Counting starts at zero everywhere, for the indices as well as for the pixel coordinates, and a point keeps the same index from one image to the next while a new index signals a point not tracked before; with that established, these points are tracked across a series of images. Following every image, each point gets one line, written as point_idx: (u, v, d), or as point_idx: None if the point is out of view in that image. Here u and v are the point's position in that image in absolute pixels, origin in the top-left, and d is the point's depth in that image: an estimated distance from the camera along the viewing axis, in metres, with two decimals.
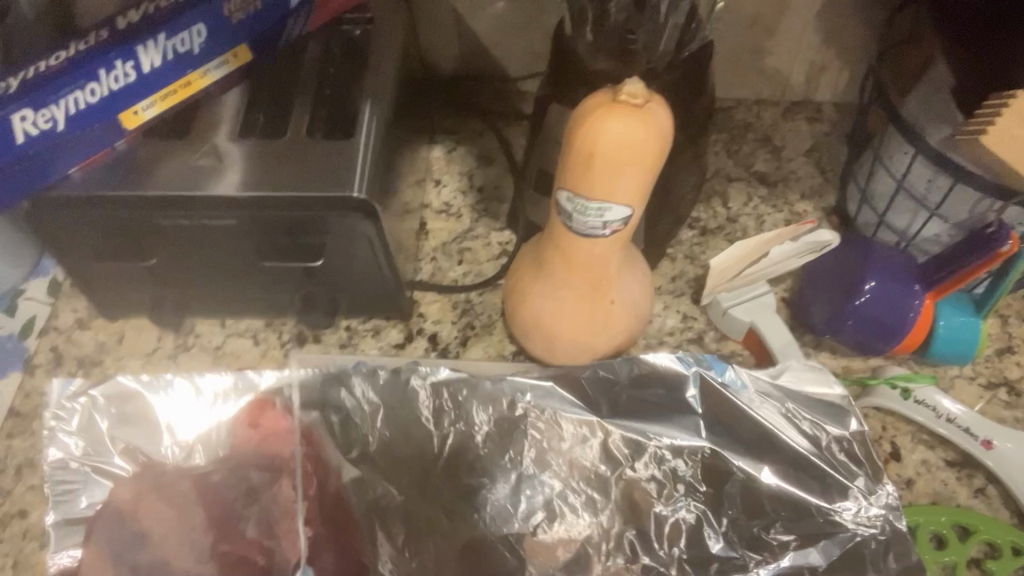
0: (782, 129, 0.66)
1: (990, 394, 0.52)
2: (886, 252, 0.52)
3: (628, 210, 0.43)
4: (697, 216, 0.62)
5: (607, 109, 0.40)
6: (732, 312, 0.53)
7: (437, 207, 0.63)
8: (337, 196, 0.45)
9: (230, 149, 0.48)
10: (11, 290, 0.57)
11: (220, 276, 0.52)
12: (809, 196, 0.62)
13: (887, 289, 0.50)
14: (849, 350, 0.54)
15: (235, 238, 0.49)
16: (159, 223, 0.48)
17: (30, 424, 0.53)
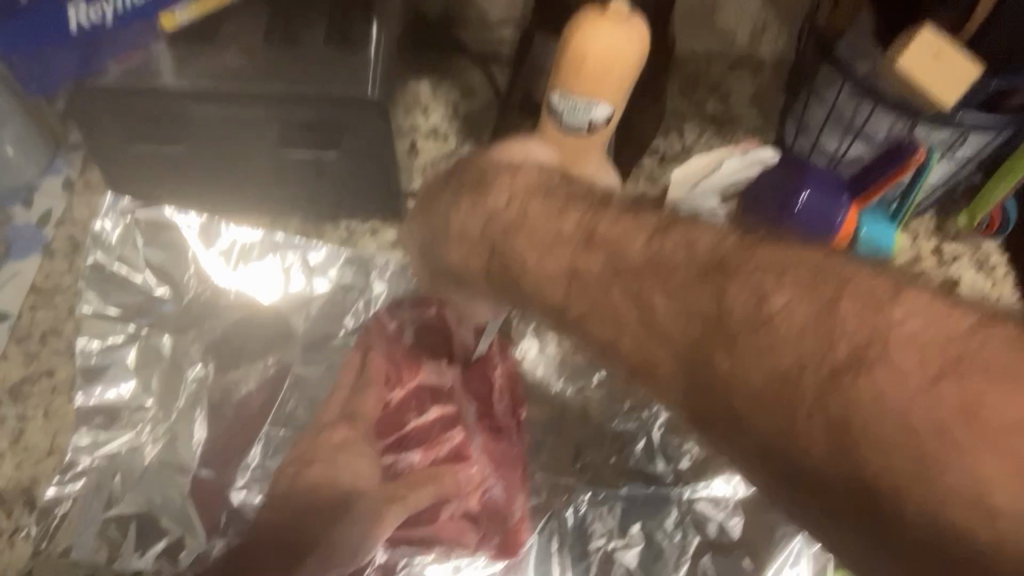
0: (727, 81, 0.75)
1: None
2: (820, 169, 0.60)
3: (611, 109, 0.50)
4: (656, 146, 0.71)
5: (598, 18, 0.48)
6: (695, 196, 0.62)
7: (426, 130, 0.70)
8: (356, 96, 0.50)
9: (259, 49, 0.51)
10: (26, 185, 0.62)
11: (242, 170, 0.57)
12: (751, 135, 0.72)
13: (819, 195, 0.59)
14: None
15: (255, 128, 0.53)
16: (188, 110, 0.52)
17: (52, 300, 0.56)
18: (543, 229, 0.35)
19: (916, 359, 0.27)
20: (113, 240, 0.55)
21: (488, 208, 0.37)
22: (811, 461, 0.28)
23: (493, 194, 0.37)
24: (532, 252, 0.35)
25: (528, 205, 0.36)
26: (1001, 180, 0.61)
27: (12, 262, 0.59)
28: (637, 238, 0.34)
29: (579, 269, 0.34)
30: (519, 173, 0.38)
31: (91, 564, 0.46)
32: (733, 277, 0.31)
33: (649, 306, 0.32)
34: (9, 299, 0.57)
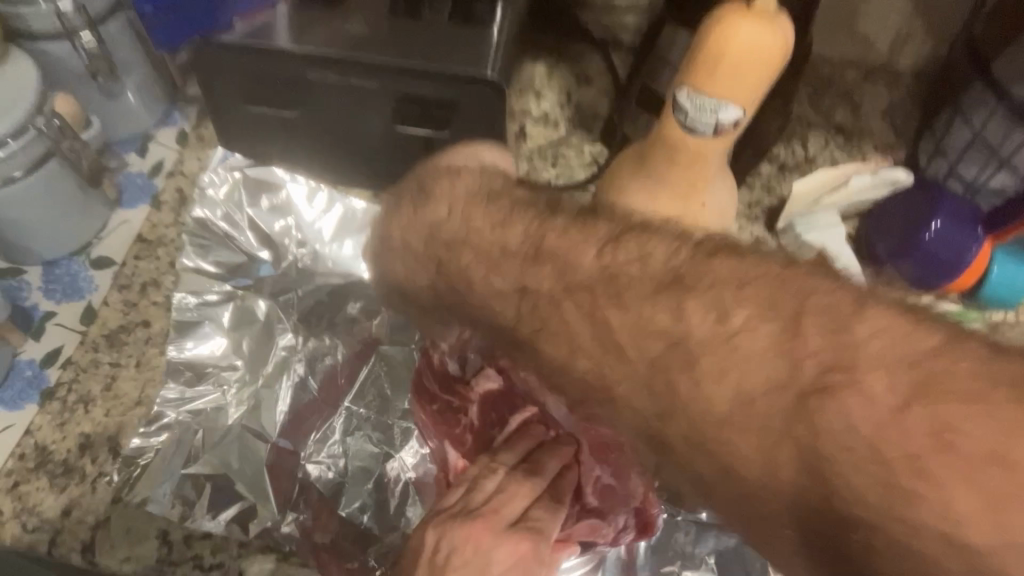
0: (863, 88, 0.70)
1: None
2: (954, 197, 0.56)
3: (741, 112, 0.47)
4: (777, 153, 0.66)
5: (742, 12, 0.45)
6: (807, 233, 0.58)
7: (537, 115, 0.68)
8: (474, 73, 0.50)
9: (382, 20, 0.51)
10: (141, 134, 0.64)
11: (348, 145, 0.56)
12: (882, 150, 0.67)
13: (951, 227, 0.54)
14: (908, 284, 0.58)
15: (372, 100, 0.53)
16: (308, 77, 0.52)
17: (155, 251, 0.57)
18: (486, 239, 0.34)
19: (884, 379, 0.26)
20: (219, 195, 0.55)
21: (489, 242, 0.34)
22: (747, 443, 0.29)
23: (442, 208, 0.36)
24: (490, 276, 0.34)
25: (501, 221, 0.35)
26: None
27: (121, 210, 0.60)
28: (646, 245, 0.31)
29: (537, 289, 0.33)
30: (461, 180, 0.37)
31: (165, 520, 0.46)
32: (620, 243, 0.32)
33: (612, 308, 0.31)
34: (114, 246, 0.58)
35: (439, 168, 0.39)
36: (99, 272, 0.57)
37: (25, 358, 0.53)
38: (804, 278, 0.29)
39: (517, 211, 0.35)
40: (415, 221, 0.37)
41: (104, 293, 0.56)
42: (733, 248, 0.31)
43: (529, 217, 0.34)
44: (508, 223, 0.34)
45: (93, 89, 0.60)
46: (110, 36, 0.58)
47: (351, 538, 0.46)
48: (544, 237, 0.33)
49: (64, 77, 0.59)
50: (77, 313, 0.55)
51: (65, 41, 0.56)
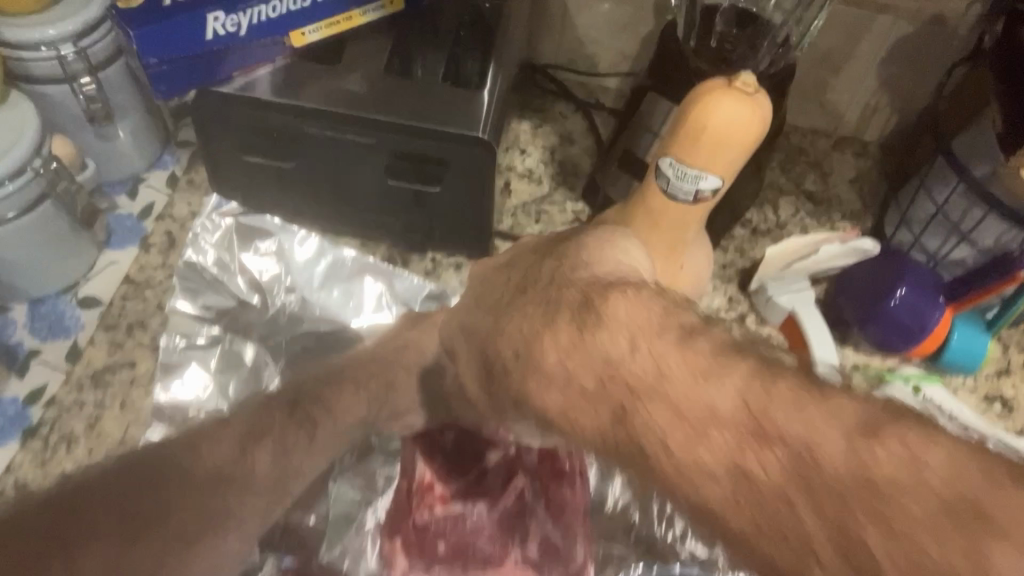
0: (831, 158, 0.74)
1: (987, 406, 0.60)
2: (917, 267, 0.58)
3: (721, 181, 0.49)
4: (750, 217, 0.69)
5: (723, 91, 0.47)
6: (777, 299, 0.60)
7: (521, 171, 0.70)
8: (468, 133, 0.51)
9: (378, 79, 0.54)
10: (133, 176, 0.65)
11: (340, 199, 0.58)
12: (849, 218, 0.70)
13: (914, 296, 0.57)
14: (870, 348, 0.61)
15: (367, 156, 0.54)
16: (307, 130, 0.53)
17: (143, 292, 0.58)
18: (686, 399, 0.28)
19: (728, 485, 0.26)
20: (211, 241, 0.56)
21: (601, 348, 0.31)
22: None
23: (606, 334, 0.31)
24: (662, 418, 0.28)
25: (660, 357, 0.29)
26: None
27: (110, 250, 0.61)
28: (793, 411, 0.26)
29: (714, 475, 0.27)
30: (637, 301, 0.32)
31: None
32: (874, 438, 0.25)
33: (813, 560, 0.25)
34: (102, 287, 0.59)
35: (583, 279, 0.36)
36: (86, 312, 0.58)
37: (8, 396, 0.54)
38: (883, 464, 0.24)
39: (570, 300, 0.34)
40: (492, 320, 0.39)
41: (90, 333, 0.56)
42: (800, 386, 0.27)
43: (744, 375, 0.28)
44: (601, 392, 0.31)
45: (88, 132, 0.61)
46: (111, 82, 0.59)
47: None
48: (613, 396, 0.30)
49: (60, 120, 0.60)
50: (62, 352, 0.56)
51: (66, 85, 0.57)
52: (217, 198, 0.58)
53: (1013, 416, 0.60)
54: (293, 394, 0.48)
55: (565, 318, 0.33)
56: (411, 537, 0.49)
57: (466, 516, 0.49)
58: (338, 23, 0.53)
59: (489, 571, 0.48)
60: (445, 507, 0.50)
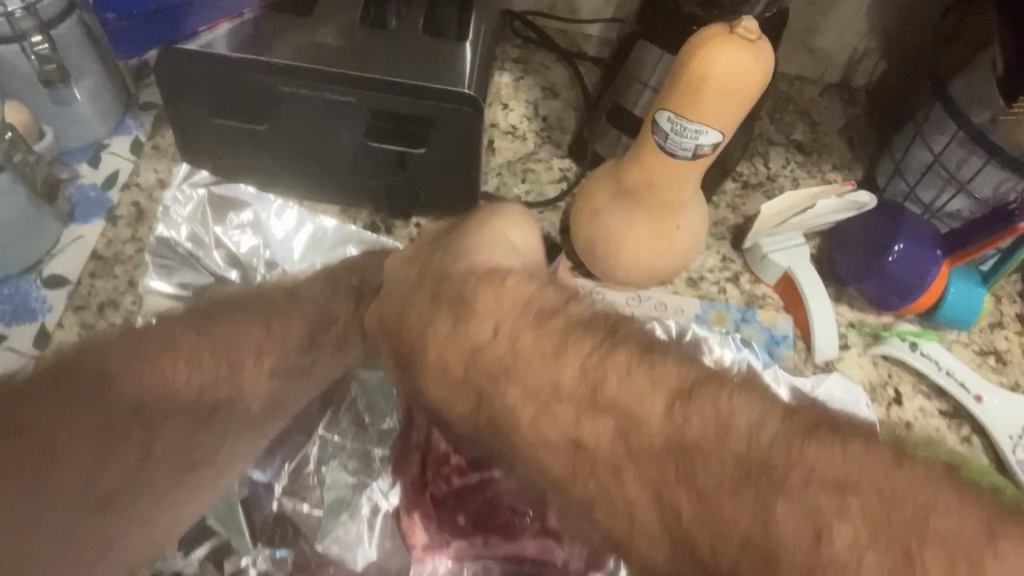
0: (819, 106, 0.72)
1: (982, 359, 0.60)
2: (914, 221, 0.57)
3: (721, 136, 0.46)
4: (740, 171, 0.67)
5: (724, 38, 0.43)
6: (772, 257, 0.59)
7: (504, 127, 0.67)
8: (452, 90, 0.49)
9: (354, 33, 0.50)
10: (95, 143, 0.61)
11: (317, 162, 0.55)
12: (840, 168, 0.68)
13: (911, 250, 0.56)
14: (866, 305, 0.60)
15: (344, 116, 0.51)
16: (275, 90, 0.50)
17: (112, 269, 0.55)
18: (537, 379, 0.29)
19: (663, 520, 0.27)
20: (183, 214, 0.54)
21: (472, 344, 0.30)
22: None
23: (477, 325, 0.31)
24: (520, 405, 0.29)
25: (521, 348, 0.30)
26: None
27: (74, 225, 0.57)
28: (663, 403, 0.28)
29: (623, 491, 0.28)
30: (507, 283, 0.32)
31: None
32: (691, 407, 0.27)
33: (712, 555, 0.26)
34: (68, 264, 0.56)
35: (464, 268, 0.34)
36: (52, 292, 0.55)
37: None
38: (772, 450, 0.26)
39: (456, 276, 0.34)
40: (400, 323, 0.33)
41: (58, 315, 0.53)
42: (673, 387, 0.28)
43: (603, 359, 0.29)
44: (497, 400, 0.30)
45: (43, 97, 0.57)
46: (64, 42, 0.55)
47: None
48: (481, 393, 0.31)
49: (12, 84, 0.56)
50: (30, 336, 0.53)
51: (15, 45, 0.53)
52: (188, 165, 0.55)
53: (1008, 369, 0.60)
54: (314, 321, 0.43)
55: (444, 308, 0.32)
56: (429, 507, 0.47)
57: (486, 484, 0.47)
58: None
59: (507, 540, 0.46)
60: (466, 477, 0.47)
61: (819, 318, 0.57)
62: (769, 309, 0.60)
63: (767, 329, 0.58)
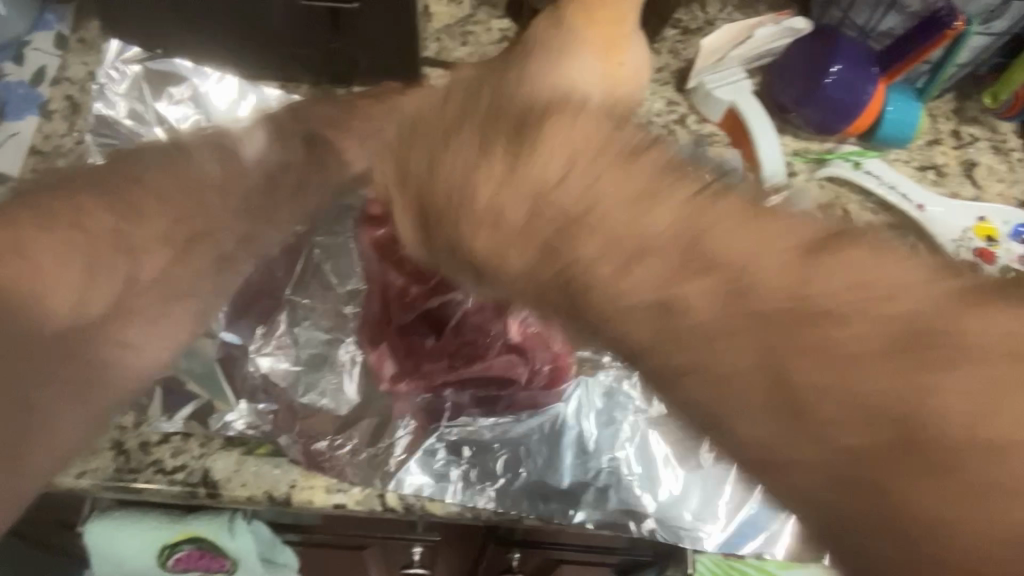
0: None
1: (921, 175, 0.63)
2: (850, 41, 0.58)
3: None
4: (678, 17, 0.67)
5: None
6: (715, 92, 0.60)
7: None
8: None
9: None
10: (16, 41, 0.58)
11: (252, 32, 0.54)
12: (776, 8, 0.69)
13: (848, 71, 0.57)
14: (809, 133, 0.61)
15: None
16: None
17: (54, 163, 0.54)
18: (614, 226, 0.30)
19: (754, 389, 0.28)
20: (119, 91, 0.56)
21: (534, 178, 0.31)
22: (815, 475, 0.27)
23: (542, 159, 0.31)
24: (597, 249, 0.30)
25: (595, 185, 0.31)
26: None
27: (7, 122, 0.55)
28: (773, 256, 0.28)
29: (677, 305, 0.29)
30: (579, 118, 0.32)
31: (117, 428, 0.45)
32: (828, 257, 0.28)
33: (683, 317, 0.29)
34: (5, 161, 0.54)
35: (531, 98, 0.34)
36: None
37: None
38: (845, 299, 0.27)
39: (516, 177, 0.31)
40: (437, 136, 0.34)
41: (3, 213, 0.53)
42: (803, 242, 0.28)
43: (687, 194, 0.30)
44: (534, 221, 0.32)
45: None
46: None
47: (311, 417, 0.46)
48: (543, 226, 0.32)
49: None
50: None
51: None
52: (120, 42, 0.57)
53: (946, 180, 0.63)
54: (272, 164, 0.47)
55: (503, 141, 0.32)
56: (398, 347, 0.47)
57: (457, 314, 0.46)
58: None
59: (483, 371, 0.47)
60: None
61: (766, 146, 0.58)
62: (717, 146, 0.61)
63: (717, 163, 0.60)
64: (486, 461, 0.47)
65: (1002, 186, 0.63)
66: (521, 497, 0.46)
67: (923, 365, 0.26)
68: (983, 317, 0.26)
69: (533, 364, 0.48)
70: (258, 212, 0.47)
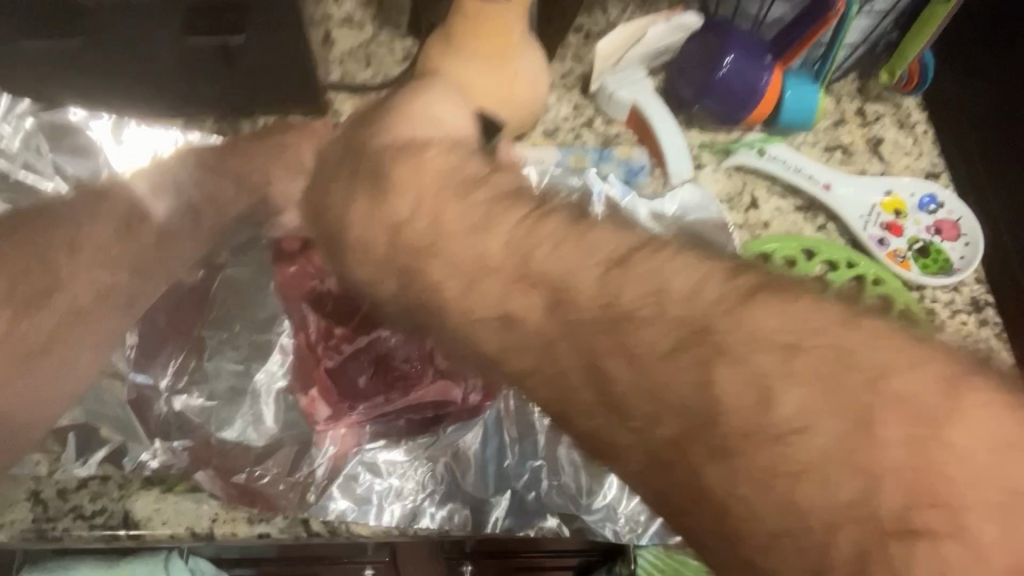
0: None
1: (829, 156, 0.63)
2: (742, 32, 0.59)
3: None
4: (581, 22, 0.68)
5: None
6: (618, 94, 0.60)
7: (339, 18, 0.66)
8: None
9: None
10: None
11: (148, 72, 0.54)
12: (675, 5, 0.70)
13: (741, 61, 0.58)
14: (714, 125, 0.62)
15: (157, 21, 0.50)
16: (74, 4, 0.48)
17: None
18: (463, 249, 0.35)
19: (564, 348, 0.33)
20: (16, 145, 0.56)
21: (389, 218, 0.37)
22: (645, 487, 0.32)
23: (396, 200, 0.37)
24: (443, 273, 0.36)
25: (435, 206, 0.36)
26: (924, 28, 0.59)
27: None
28: (591, 272, 0.33)
29: (515, 316, 0.34)
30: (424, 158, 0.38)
31: (34, 479, 0.45)
32: (628, 268, 0.32)
33: (522, 326, 0.34)
34: None
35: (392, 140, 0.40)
36: None
37: None
38: (708, 313, 0.30)
39: (386, 244, 0.37)
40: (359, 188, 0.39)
41: None
42: (605, 256, 0.33)
43: (521, 214, 0.35)
44: (393, 249, 0.37)
45: None
46: None
47: (229, 451, 0.46)
48: (401, 258, 0.37)
49: None
50: None
51: None
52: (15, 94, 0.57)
53: (854, 160, 0.63)
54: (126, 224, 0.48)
55: (364, 181, 0.39)
56: (325, 382, 0.48)
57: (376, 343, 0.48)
58: None
59: (409, 395, 0.48)
60: (354, 343, 0.48)
61: (671, 144, 0.60)
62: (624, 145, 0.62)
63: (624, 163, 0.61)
64: (416, 470, 0.48)
65: (908, 160, 0.63)
66: (453, 498, 0.47)
67: (741, 331, 0.30)
68: (759, 314, 0.30)
69: (463, 386, 0.48)
70: (150, 262, 0.49)
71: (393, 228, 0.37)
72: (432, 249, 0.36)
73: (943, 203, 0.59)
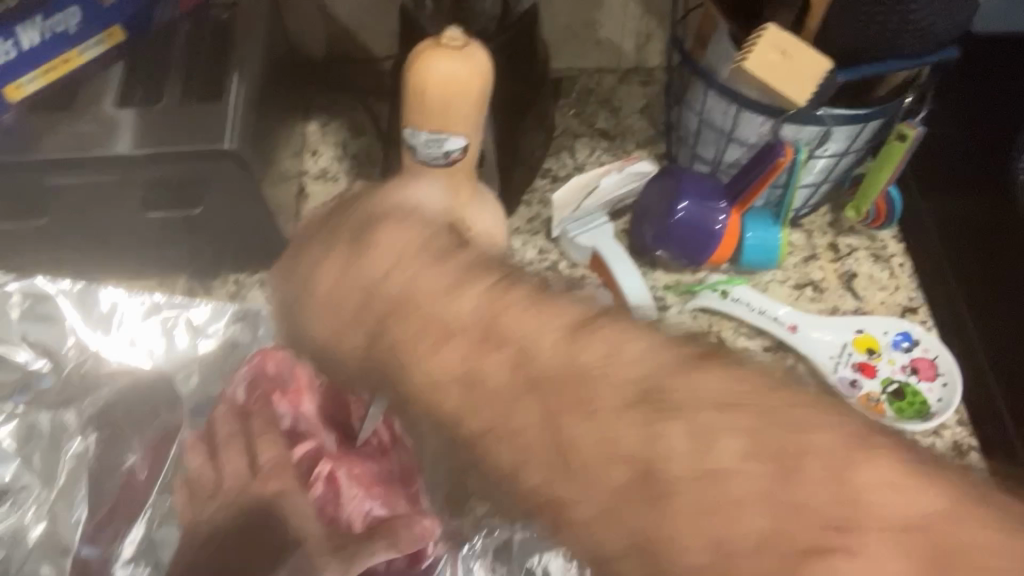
0: (619, 93, 0.74)
1: (798, 293, 0.61)
2: (696, 177, 0.59)
3: (464, 139, 0.49)
4: (548, 167, 0.69)
5: (432, 50, 0.46)
6: (578, 239, 0.61)
7: (314, 174, 0.69)
8: (213, 148, 0.51)
9: (113, 116, 0.53)
10: None
11: (119, 241, 0.57)
12: (643, 145, 0.71)
13: (695, 207, 0.58)
14: (679, 265, 0.61)
15: (120, 194, 0.53)
16: (49, 183, 0.52)
17: None
18: (433, 308, 0.29)
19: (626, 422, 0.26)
20: None
21: (364, 272, 0.30)
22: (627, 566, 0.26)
23: (371, 254, 0.30)
24: (414, 328, 0.29)
25: (414, 273, 0.29)
26: (884, 166, 0.57)
27: None
28: (550, 333, 0.28)
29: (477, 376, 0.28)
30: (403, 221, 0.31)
31: None
32: (590, 333, 0.28)
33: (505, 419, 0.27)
34: None
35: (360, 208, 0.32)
36: None
37: None
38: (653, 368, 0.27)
39: (357, 296, 0.30)
40: (345, 277, 0.30)
41: None
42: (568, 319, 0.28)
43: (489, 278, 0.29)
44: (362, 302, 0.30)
45: None
46: None
47: None
48: (375, 314, 0.30)
49: None
50: None
51: None
52: None
53: (825, 297, 0.61)
54: None
55: (343, 235, 0.31)
56: None
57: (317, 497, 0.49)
58: (53, 67, 0.54)
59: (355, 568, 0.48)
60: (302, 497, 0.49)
61: (631, 288, 0.59)
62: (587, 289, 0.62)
63: None
64: None
65: (883, 295, 0.61)
66: None
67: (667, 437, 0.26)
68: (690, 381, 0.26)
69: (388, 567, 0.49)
70: None
71: (386, 308, 0.29)
72: (399, 305, 0.29)
73: (918, 341, 0.57)
